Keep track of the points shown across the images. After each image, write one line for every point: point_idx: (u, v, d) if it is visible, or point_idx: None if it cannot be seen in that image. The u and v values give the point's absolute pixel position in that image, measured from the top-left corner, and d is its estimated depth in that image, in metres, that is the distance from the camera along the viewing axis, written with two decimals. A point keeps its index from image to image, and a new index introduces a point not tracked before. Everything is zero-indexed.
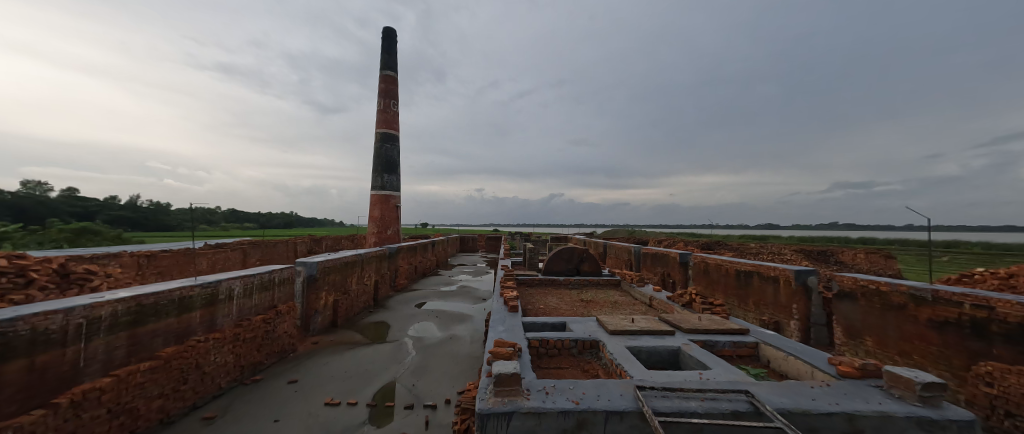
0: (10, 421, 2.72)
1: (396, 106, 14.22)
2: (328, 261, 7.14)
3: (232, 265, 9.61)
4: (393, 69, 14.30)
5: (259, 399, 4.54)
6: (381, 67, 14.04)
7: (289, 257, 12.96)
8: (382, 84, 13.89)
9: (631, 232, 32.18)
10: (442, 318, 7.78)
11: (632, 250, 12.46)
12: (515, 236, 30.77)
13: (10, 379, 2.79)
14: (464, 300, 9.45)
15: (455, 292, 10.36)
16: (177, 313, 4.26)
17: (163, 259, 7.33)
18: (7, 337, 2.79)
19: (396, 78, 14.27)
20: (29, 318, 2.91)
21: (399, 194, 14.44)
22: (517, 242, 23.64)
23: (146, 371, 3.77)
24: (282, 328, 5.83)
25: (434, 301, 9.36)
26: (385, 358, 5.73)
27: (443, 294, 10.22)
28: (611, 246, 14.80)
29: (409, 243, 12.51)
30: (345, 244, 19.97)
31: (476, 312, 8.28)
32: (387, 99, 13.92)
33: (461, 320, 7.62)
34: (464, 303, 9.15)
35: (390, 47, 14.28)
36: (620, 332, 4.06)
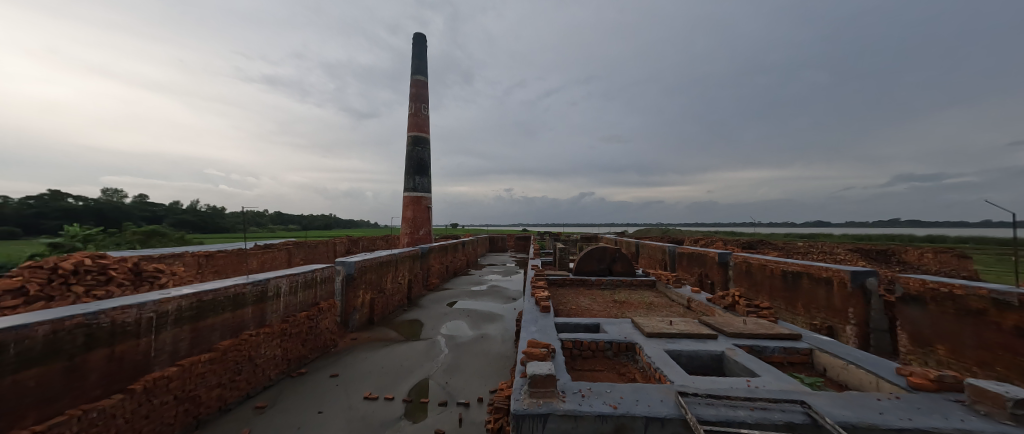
0: (95, 405, 3.08)
1: (427, 109, 14.59)
2: (365, 260, 7.42)
3: (279, 264, 10.27)
4: (424, 73, 14.66)
5: (305, 391, 4.81)
6: (412, 73, 14.44)
7: (329, 257, 13.67)
8: (413, 89, 14.30)
9: (663, 231, 31.01)
10: (474, 317, 7.88)
11: (667, 250, 12.02)
12: (544, 235, 30.57)
13: (93, 366, 3.17)
14: (495, 299, 9.53)
15: (486, 292, 10.49)
16: (232, 308, 4.59)
17: (219, 258, 7.96)
18: (91, 328, 3.16)
19: (426, 82, 14.60)
20: (109, 311, 3.28)
21: (430, 196, 14.82)
22: (546, 241, 23.57)
23: (206, 362, 4.10)
24: (324, 324, 6.13)
25: (465, 300, 9.53)
26: (419, 356, 5.86)
27: (474, 293, 10.37)
28: (644, 245, 14.36)
29: (440, 243, 12.78)
30: (380, 244, 20.84)
31: (507, 312, 8.31)
32: (418, 103, 14.31)
33: (493, 319, 7.70)
34: (495, 302, 9.22)
35: (420, 52, 14.66)
36: (658, 334, 3.92)
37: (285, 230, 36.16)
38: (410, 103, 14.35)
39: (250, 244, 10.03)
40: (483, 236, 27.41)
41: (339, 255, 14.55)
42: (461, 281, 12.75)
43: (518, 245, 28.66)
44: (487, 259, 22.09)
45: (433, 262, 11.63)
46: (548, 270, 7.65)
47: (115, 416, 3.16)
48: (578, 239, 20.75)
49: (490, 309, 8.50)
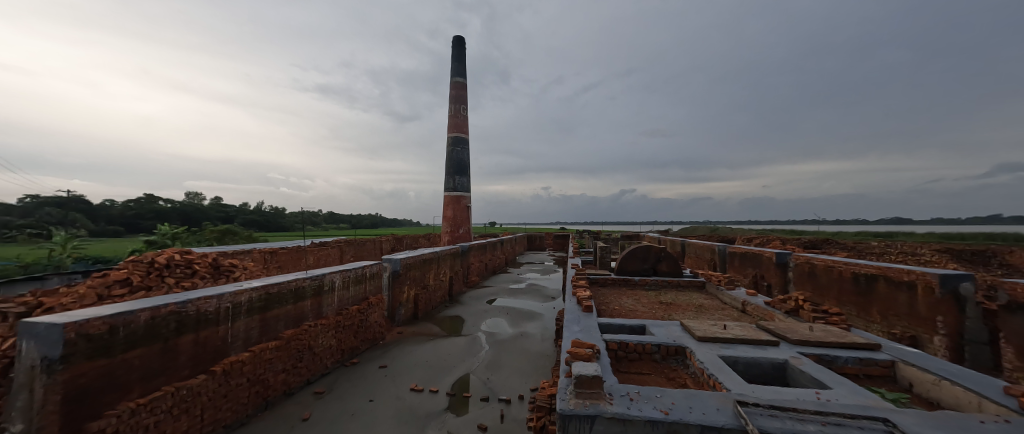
0: (184, 383, 3.53)
1: (466, 110, 14.88)
2: (409, 257, 7.73)
3: (332, 260, 11.01)
4: (463, 75, 14.96)
5: (358, 379, 5.13)
6: (452, 75, 14.80)
7: (376, 254, 14.45)
8: (453, 91, 14.65)
9: (710, 229, 29.30)
10: (514, 315, 7.95)
11: (716, 249, 11.34)
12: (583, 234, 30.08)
13: (183, 349, 3.63)
14: (534, 298, 9.55)
15: (525, 290, 10.55)
16: (294, 301, 4.99)
17: (281, 255, 8.69)
18: (182, 315, 3.62)
19: (465, 84, 14.90)
20: (194, 301, 3.72)
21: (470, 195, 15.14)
22: (585, 240, 23.21)
23: (273, 349, 4.51)
24: (373, 318, 6.47)
25: (505, 298, 9.65)
26: (461, 351, 6.03)
27: (513, 291, 10.46)
28: (691, 244, 13.66)
29: (479, 241, 13.02)
30: (422, 242, 21.69)
31: (546, 310, 8.29)
32: (457, 104, 14.64)
33: (532, 318, 7.72)
34: (534, 300, 9.24)
35: (460, 54, 14.97)
36: (711, 339, 3.72)
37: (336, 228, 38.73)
38: (450, 105, 14.71)
39: (308, 242, 10.86)
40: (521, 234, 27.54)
41: (385, 252, 15.32)
42: (500, 279, 12.92)
43: (557, 243, 28.51)
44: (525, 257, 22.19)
45: (473, 259, 11.90)
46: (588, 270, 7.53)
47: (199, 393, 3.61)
48: (619, 237, 20.16)
49: (529, 308, 8.52)
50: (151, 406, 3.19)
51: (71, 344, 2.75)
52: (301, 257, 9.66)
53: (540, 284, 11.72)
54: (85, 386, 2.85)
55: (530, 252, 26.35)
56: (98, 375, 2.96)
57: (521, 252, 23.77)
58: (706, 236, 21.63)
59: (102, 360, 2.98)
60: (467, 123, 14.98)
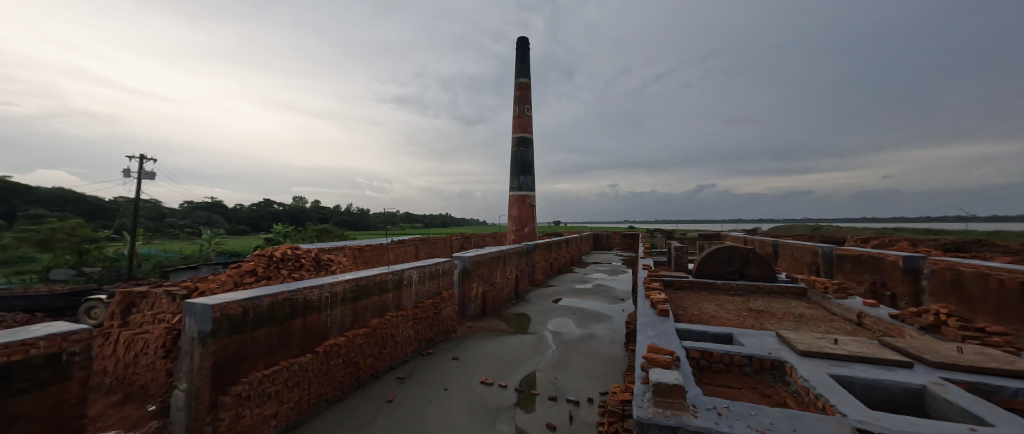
0: (295, 361, 4.16)
1: (530, 110, 15.03)
2: (478, 255, 8.05)
3: (409, 257, 11.95)
4: (527, 75, 15.14)
5: (433, 368, 5.50)
6: (517, 76, 15.08)
7: (447, 252, 15.32)
8: (518, 92, 14.93)
9: (810, 228, 25.45)
10: (581, 316, 7.79)
11: (820, 251, 9.81)
12: (654, 233, 28.36)
13: (294, 330, 4.26)
14: (602, 299, 9.26)
15: (592, 291, 10.31)
16: (379, 293, 5.51)
17: (368, 251, 9.70)
18: (293, 302, 4.24)
19: (529, 84, 15.07)
20: (301, 290, 4.33)
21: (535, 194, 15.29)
22: (658, 240, 21.81)
23: (363, 335, 5.04)
24: (446, 312, 6.87)
25: (571, 298, 9.53)
26: (528, 349, 6.10)
27: (580, 291, 10.28)
28: (786, 245, 12.02)
29: (544, 240, 13.05)
30: (489, 241, 22.48)
31: (615, 313, 7.97)
32: (522, 105, 14.88)
33: (601, 319, 7.50)
34: (602, 302, 8.96)
35: (524, 55, 15.18)
36: (817, 354, 3.24)
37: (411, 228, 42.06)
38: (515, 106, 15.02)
39: (389, 240, 11.95)
40: (586, 233, 26.93)
41: (455, 250, 16.17)
42: (565, 278, 12.80)
43: (624, 243, 27.35)
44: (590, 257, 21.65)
45: (538, 258, 11.98)
46: (663, 271, 7.08)
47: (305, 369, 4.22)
48: (695, 237, 18.56)
49: (597, 309, 8.28)
50: (272, 377, 3.88)
51: (216, 322, 3.43)
52: (383, 253, 10.64)
53: (607, 285, 11.34)
54: (225, 356, 3.54)
55: (596, 252, 25.64)
56: (235, 348, 3.64)
57: (585, 251, 23.25)
58: (805, 235, 18.91)
59: (236, 336, 3.65)
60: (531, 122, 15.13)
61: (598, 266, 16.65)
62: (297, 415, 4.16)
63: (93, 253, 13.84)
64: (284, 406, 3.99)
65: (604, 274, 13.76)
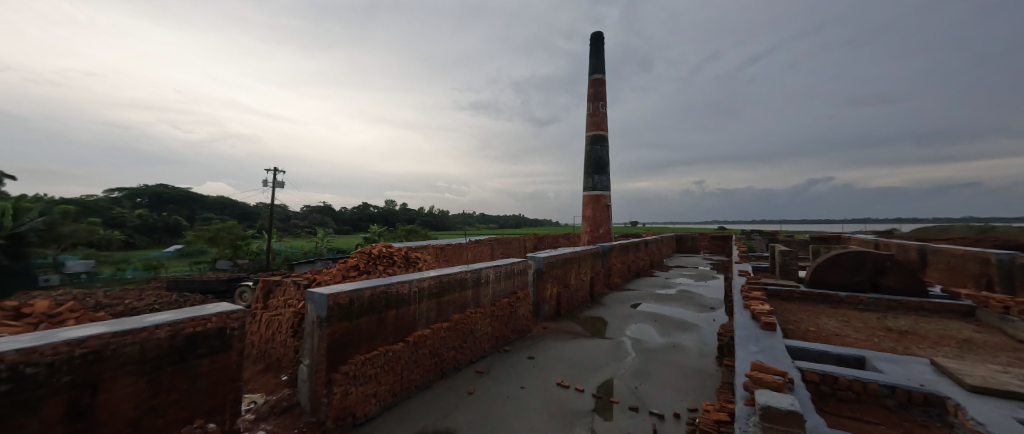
0: (390, 348, 4.63)
1: (605, 107, 14.59)
2: (552, 256, 8.04)
3: (485, 256, 12.47)
4: (602, 71, 14.73)
5: (511, 366, 5.64)
6: (590, 73, 14.79)
7: (521, 252, 15.63)
8: (591, 89, 14.63)
9: (978, 229, 19.84)
10: (663, 324, 7.26)
11: (997, 260, 7.60)
12: (750, 235, 25.09)
13: (389, 321, 4.74)
14: (687, 307, 8.50)
15: (676, 297, 9.53)
16: (460, 289, 5.84)
17: (449, 250, 10.43)
18: (387, 294, 4.72)
19: (603, 80, 14.64)
20: (394, 284, 4.79)
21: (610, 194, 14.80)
22: (756, 242, 19.23)
23: (446, 329, 5.39)
24: (521, 311, 7.00)
25: (652, 304, 8.95)
26: (605, 354, 5.89)
27: (661, 297, 9.60)
28: (942, 252, 9.57)
29: (620, 241, 12.52)
30: (562, 242, 22.37)
31: (705, 323, 7.23)
32: (596, 102, 14.52)
33: (687, 329, 6.89)
34: (688, 310, 8.23)
35: (598, 51, 14.81)
36: (996, 393, 2.50)
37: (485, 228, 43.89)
38: (589, 104, 14.74)
39: (468, 240, 12.67)
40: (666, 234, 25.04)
41: (528, 250, 16.41)
42: (644, 283, 12.06)
43: (713, 245, 24.74)
44: (672, 260, 20.04)
45: (614, 261, 11.52)
46: (765, 279, 6.24)
47: (398, 356, 4.66)
48: (805, 240, 15.90)
49: (682, 318, 7.62)
50: (372, 360, 4.38)
51: (329, 309, 4.00)
52: (461, 252, 11.28)
53: (693, 291, 10.38)
54: (337, 339, 4.12)
55: (678, 255, 23.64)
56: (344, 332, 4.20)
57: (667, 254, 21.60)
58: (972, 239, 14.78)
59: (344, 322, 4.19)
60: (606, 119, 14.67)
61: (682, 270, 15.33)
62: (392, 397, 4.63)
63: (243, 248, 17.34)
64: (382, 388, 4.48)
65: (689, 279, 12.62)
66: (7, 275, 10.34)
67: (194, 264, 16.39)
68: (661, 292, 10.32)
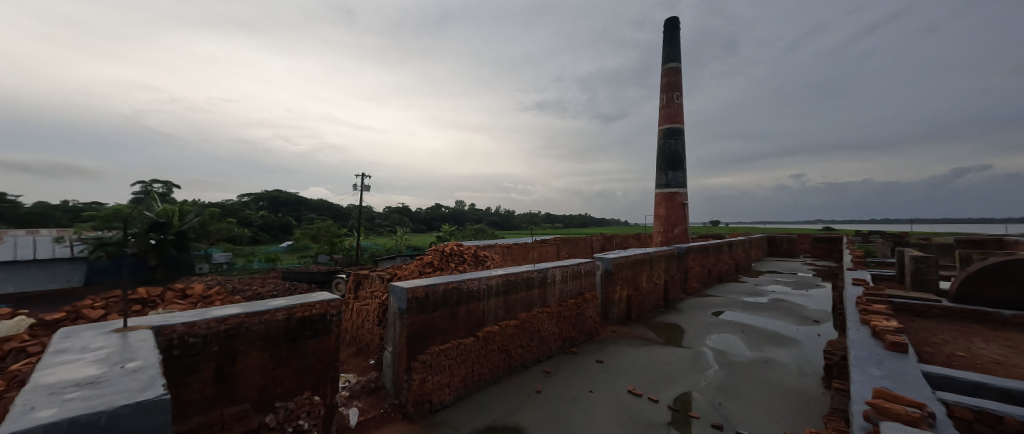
0: (461, 342, 4.86)
1: (680, 97, 13.58)
2: (621, 257, 7.72)
3: (550, 256, 12.45)
4: (677, 58, 13.72)
5: (578, 368, 5.54)
6: (664, 62, 13.89)
7: (588, 252, 15.29)
8: (665, 79, 13.74)
9: None
10: (752, 336, 6.48)
11: None
12: (868, 237, 21.07)
13: (460, 316, 4.98)
14: (782, 319, 7.48)
15: (767, 307, 8.46)
16: (527, 288, 5.91)
17: (515, 249, 10.69)
18: (459, 290, 4.95)
19: (679, 68, 13.64)
20: (464, 281, 5.01)
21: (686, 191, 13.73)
22: (876, 246, 16.13)
23: (513, 327, 5.49)
24: (588, 313, 6.84)
25: (737, 313, 8.06)
26: (683, 365, 5.46)
27: (749, 306, 8.60)
28: None
29: (697, 243, 11.53)
30: (632, 242, 21.38)
31: (806, 339, 6.29)
32: (670, 92, 13.59)
33: (783, 344, 6.07)
34: (783, 323, 7.24)
35: (672, 38, 13.85)
36: None
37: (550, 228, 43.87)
38: (662, 95, 13.86)
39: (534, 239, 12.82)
40: (755, 235, 22.32)
41: (596, 251, 15.97)
42: (728, 289, 10.93)
43: (816, 249, 21.37)
44: (762, 264, 17.80)
45: (691, 263, 10.66)
46: (891, 290, 5.22)
47: (468, 350, 4.88)
48: (950, 244, 12.81)
49: (776, 331, 6.73)
50: (445, 352, 4.63)
51: (409, 301, 4.35)
52: (527, 251, 11.43)
53: (790, 301, 9.10)
54: (415, 330, 4.45)
55: (770, 259, 20.89)
56: (421, 324, 4.52)
57: (755, 258, 19.24)
58: None
59: (420, 315, 4.50)
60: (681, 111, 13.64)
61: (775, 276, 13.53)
62: (464, 388, 4.86)
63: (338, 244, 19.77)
64: (455, 379, 4.72)
65: (786, 287, 11.08)
66: (177, 264, 13.78)
67: (301, 258, 19.21)
68: (749, 301, 9.25)
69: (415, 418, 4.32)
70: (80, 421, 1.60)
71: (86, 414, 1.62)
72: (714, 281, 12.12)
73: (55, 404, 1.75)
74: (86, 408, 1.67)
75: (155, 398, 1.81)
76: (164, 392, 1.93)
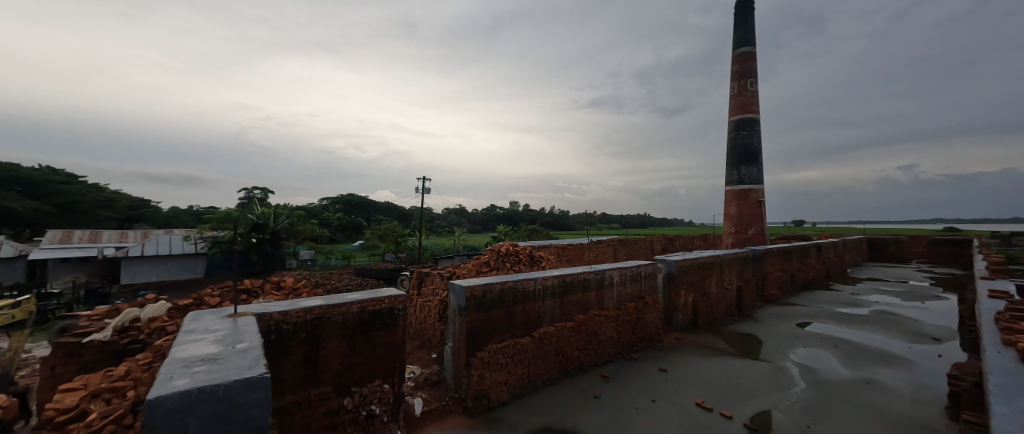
0: (518, 341, 4.93)
1: (755, 84, 12.34)
2: (685, 260, 7.23)
3: (607, 257, 12.08)
4: (751, 42, 12.49)
5: (640, 375, 5.30)
6: (735, 47, 12.74)
7: (648, 254, 14.56)
8: (736, 66, 12.61)
9: None
10: (848, 354, 5.65)
11: None
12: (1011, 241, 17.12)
13: (516, 315, 5.04)
14: (889, 336, 6.40)
15: (868, 321, 7.30)
16: (583, 290, 5.79)
17: (571, 250, 10.57)
18: (515, 290, 5.01)
19: (753, 52, 12.41)
20: (520, 281, 5.05)
21: (762, 188, 12.42)
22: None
23: (569, 329, 5.42)
24: (650, 318, 6.51)
25: (828, 326, 7.08)
26: (760, 380, 4.95)
27: (844, 319, 7.50)
28: None
29: (777, 245, 10.37)
30: (697, 243, 19.90)
31: (922, 360, 5.30)
32: (743, 80, 12.42)
33: (889, 365, 5.19)
34: (889, 340, 6.20)
35: (745, 19, 12.65)
36: None
37: (605, 228, 42.56)
38: (733, 83, 12.73)
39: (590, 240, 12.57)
40: (851, 237, 19.40)
41: (656, 252, 15.13)
42: (816, 298, 9.65)
43: (935, 254, 17.92)
44: (861, 271, 15.40)
45: (768, 268, 9.62)
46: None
47: (525, 350, 4.92)
48: None
49: (881, 349, 5.78)
50: (503, 351, 4.72)
51: (467, 299, 4.50)
52: (583, 252, 11.22)
53: (899, 314, 7.76)
54: (474, 327, 4.59)
55: (870, 265, 18.00)
56: (479, 322, 4.66)
57: (851, 263, 16.71)
58: None
59: (478, 313, 4.63)
60: (756, 99, 12.39)
61: (879, 285, 11.62)
62: (521, 388, 4.90)
63: (402, 243, 21.24)
64: (512, 377, 4.79)
65: (893, 299, 9.46)
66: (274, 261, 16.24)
67: (372, 256, 21.02)
68: (845, 312, 8.06)
69: (474, 412, 4.46)
70: (206, 390, 1.88)
71: (209, 386, 1.91)
72: (798, 289, 10.79)
73: (188, 375, 2.09)
74: (208, 380, 1.97)
75: (259, 375, 2.08)
76: (265, 370, 2.20)
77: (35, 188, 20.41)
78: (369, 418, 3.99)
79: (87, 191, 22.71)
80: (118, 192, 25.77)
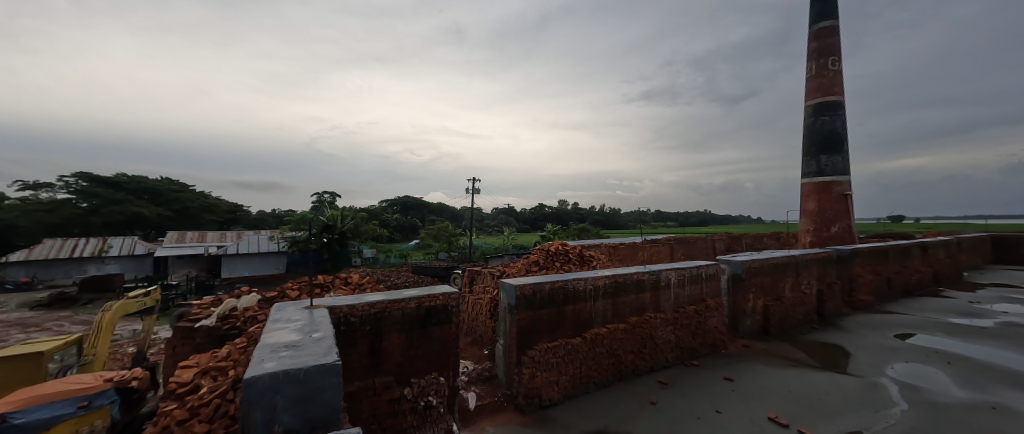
0: (568, 341, 4.87)
1: (839, 62, 10.90)
2: (753, 261, 6.61)
3: (663, 257, 11.49)
4: (833, 14, 11.05)
5: (701, 384, 4.95)
6: (813, 23, 11.35)
7: (709, 254, 13.58)
8: (815, 43, 11.26)
9: None
10: (964, 372, 4.78)
11: None
12: None
13: (567, 315, 4.99)
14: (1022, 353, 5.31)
15: (993, 334, 6.12)
16: (637, 292, 5.56)
17: (624, 250, 10.23)
18: (565, 290, 4.96)
19: (837, 26, 10.96)
20: (570, 281, 4.98)
21: (848, 180, 10.95)
22: None
23: (622, 331, 5.23)
24: (712, 323, 6.07)
25: (937, 339, 6.06)
26: (848, 397, 4.38)
27: (959, 331, 6.37)
28: None
29: (868, 244, 9.09)
30: (768, 243, 18.07)
31: None
32: (823, 58, 11.04)
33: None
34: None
35: None
36: None
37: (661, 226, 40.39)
38: (810, 63, 11.38)
39: (644, 239, 12.05)
40: (969, 235, 16.33)
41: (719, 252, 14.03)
42: (919, 306, 8.30)
43: None
44: (983, 275, 12.88)
45: (856, 271, 8.48)
46: None
47: (576, 350, 4.84)
48: None
49: (1009, 368, 4.82)
50: (552, 349, 4.70)
51: (517, 298, 4.54)
52: (637, 252, 10.79)
53: None
54: (525, 326, 4.64)
55: (994, 268, 15.06)
56: (529, 320, 4.68)
57: (968, 266, 14.09)
58: None
59: (528, 312, 4.66)
60: (840, 79, 10.93)
61: (1007, 292, 9.68)
62: (572, 388, 4.84)
63: (454, 243, 22.01)
64: (563, 377, 4.75)
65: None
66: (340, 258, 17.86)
67: (427, 255, 22.08)
68: (959, 323, 6.84)
69: (526, 410, 4.50)
70: (289, 374, 2.10)
71: (293, 370, 2.14)
72: (895, 295, 9.35)
73: (276, 359, 2.37)
74: (291, 365, 2.21)
75: (332, 363, 2.28)
76: (337, 358, 2.40)
77: (159, 196, 24.51)
78: (427, 409, 4.16)
79: (196, 198, 26.71)
80: (219, 199, 30.03)
